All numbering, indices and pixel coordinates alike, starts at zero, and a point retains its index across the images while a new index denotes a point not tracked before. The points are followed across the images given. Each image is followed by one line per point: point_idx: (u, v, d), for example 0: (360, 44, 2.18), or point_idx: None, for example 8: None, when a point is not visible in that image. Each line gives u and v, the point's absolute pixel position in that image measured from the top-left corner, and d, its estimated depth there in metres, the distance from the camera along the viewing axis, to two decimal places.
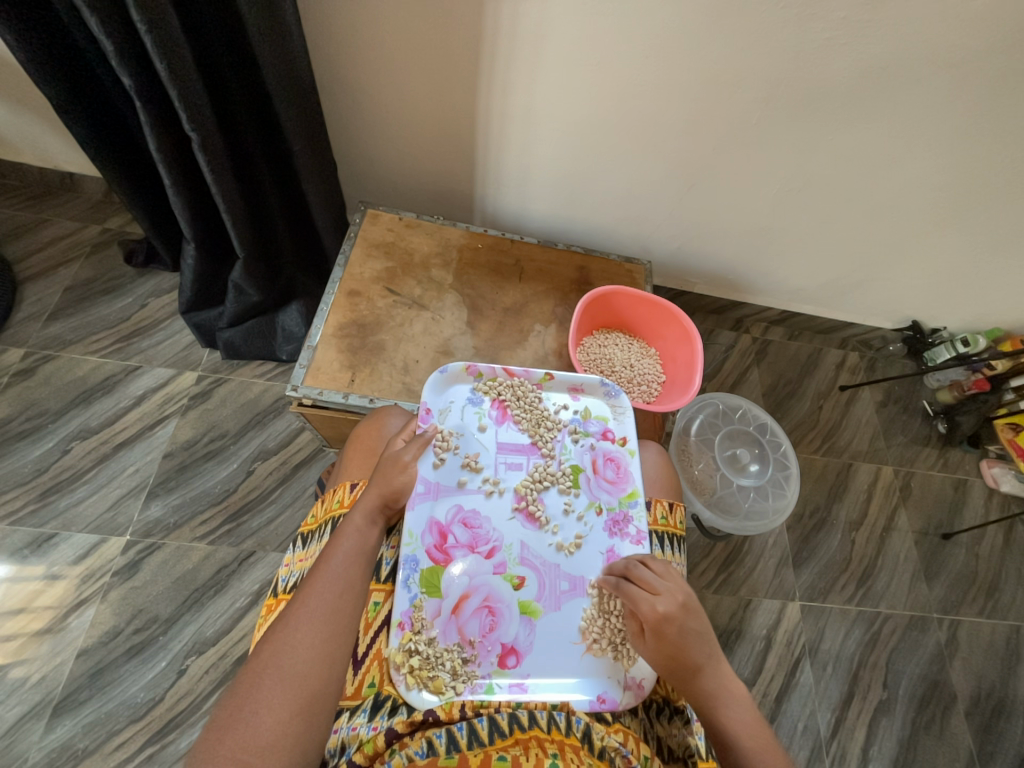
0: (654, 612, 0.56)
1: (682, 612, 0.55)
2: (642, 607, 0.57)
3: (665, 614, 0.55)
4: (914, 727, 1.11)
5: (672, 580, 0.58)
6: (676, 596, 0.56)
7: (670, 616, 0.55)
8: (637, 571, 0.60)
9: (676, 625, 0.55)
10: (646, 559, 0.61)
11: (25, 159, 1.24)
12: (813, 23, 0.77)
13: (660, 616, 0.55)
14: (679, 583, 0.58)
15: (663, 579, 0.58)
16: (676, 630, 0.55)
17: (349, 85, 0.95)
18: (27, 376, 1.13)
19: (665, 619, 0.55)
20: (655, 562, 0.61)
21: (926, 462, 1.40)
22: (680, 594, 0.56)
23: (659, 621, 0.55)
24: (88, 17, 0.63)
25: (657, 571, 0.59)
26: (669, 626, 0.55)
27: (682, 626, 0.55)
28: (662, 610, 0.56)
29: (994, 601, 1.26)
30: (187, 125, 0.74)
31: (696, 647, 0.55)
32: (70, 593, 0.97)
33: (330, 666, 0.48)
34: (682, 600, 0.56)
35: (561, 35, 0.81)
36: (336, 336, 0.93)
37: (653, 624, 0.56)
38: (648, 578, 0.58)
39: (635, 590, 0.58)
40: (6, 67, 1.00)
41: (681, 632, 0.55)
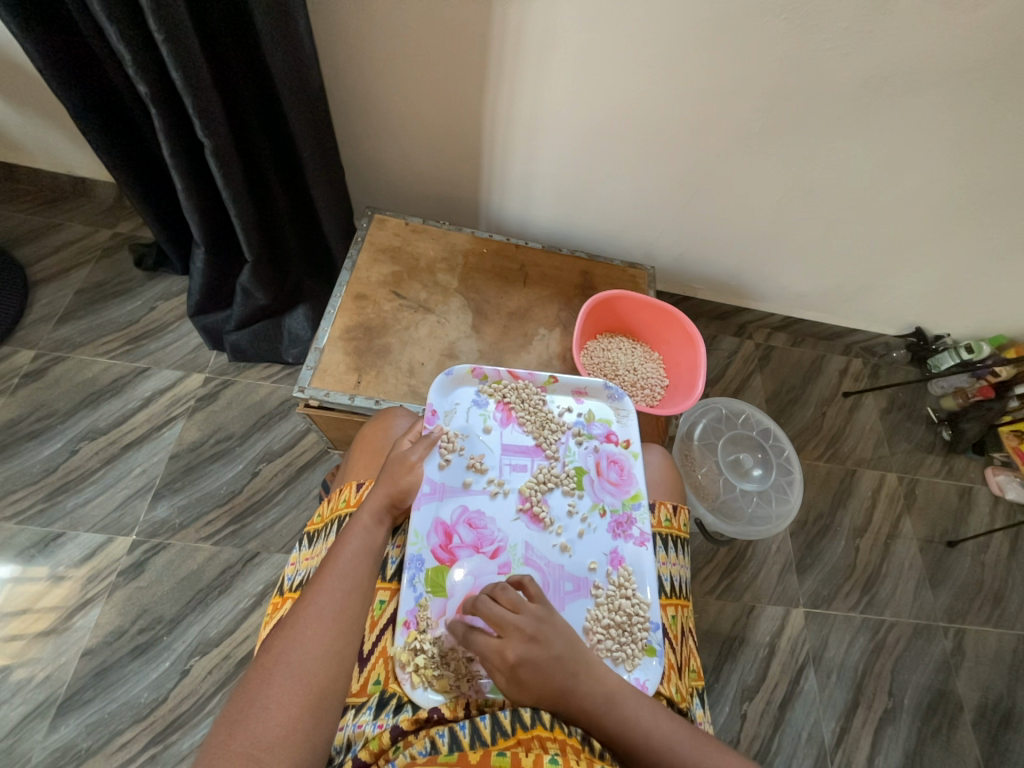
0: (505, 658, 0.51)
1: (531, 648, 0.52)
2: (493, 655, 0.52)
3: (517, 659, 0.51)
4: (920, 737, 1.10)
5: (519, 612, 0.54)
6: (524, 631, 0.52)
7: (522, 659, 0.51)
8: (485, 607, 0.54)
9: (532, 664, 0.51)
10: (493, 594, 0.55)
11: (39, 163, 1.26)
12: (815, 34, 0.78)
13: (512, 662, 0.51)
14: (526, 614, 0.54)
15: (511, 614, 0.54)
16: (532, 670, 0.51)
17: (359, 93, 0.96)
18: (37, 377, 1.14)
19: (517, 664, 0.51)
20: (503, 590, 0.55)
21: (931, 469, 1.39)
22: (526, 629, 0.52)
23: (512, 666, 0.51)
24: (107, 27, 0.65)
25: (506, 604, 0.54)
26: (523, 668, 0.51)
27: (537, 662, 0.51)
28: (513, 654, 0.51)
29: (1000, 610, 1.25)
30: (201, 131, 0.75)
31: (558, 673, 0.51)
32: (75, 592, 0.98)
33: (339, 663, 0.48)
34: (530, 634, 0.52)
35: (570, 44, 0.83)
36: (343, 339, 0.94)
37: (509, 672, 0.51)
38: (496, 616, 0.54)
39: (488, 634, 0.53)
40: (23, 74, 1.02)
41: (537, 669, 0.51)
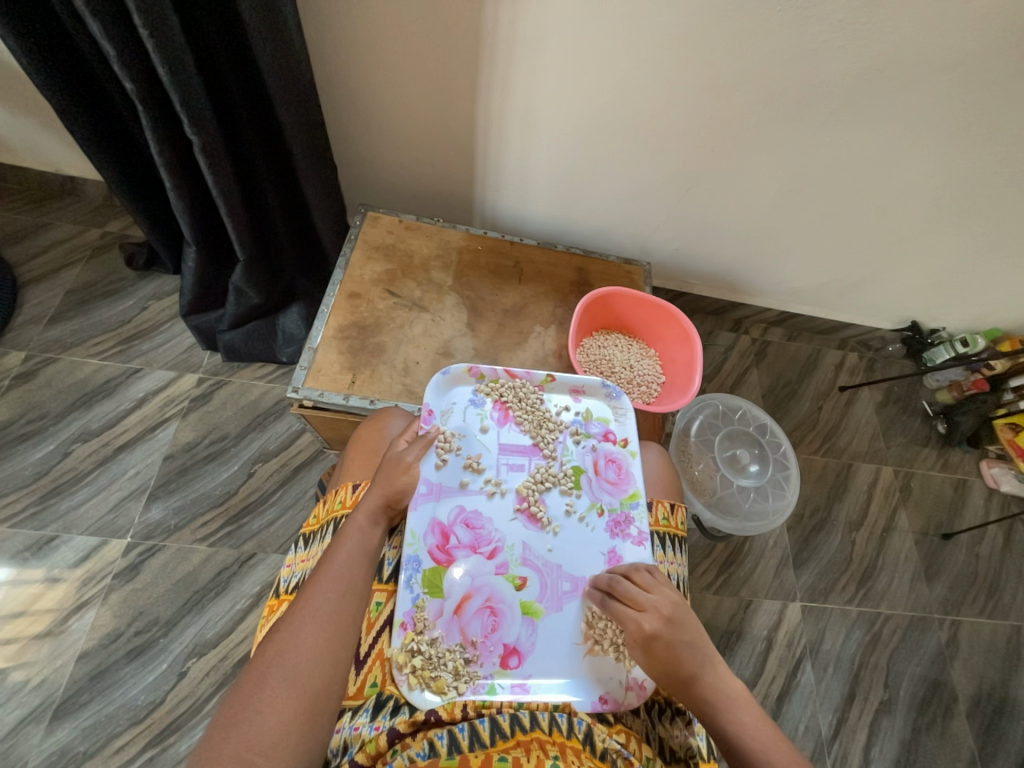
0: (641, 629, 0.55)
1: (668, 627, 0.54)
2: (628, 625, 0.56)
3: (652, 632, 0.54)
4: (916, 728, 1.11)
5: (658, 592, 0.57)
6: (661, 609, 0.56)
7: (657, 634, 0.54)
8: (621, 587, 0.59)
9: (665, 641, 0.54)
10: (627, 574, 0.60)
11: (26, 162, 1.24)
12: (810, 25, 0.78)
13: (648, 634, 0.55)
14: (665, 596, 0.57)
15: (648, 594, 0.57)
16: (665, 646, 0.54)
17: (350, 89, 0.95)
18: (28, 378, 1.13)
19: (653, 637, 0.54)
20: (643, 573, 0.60)
21: (926, 462, 1.40)
22: (664, 608, 0.55)
23: (646, 638, 0.55)
24: (90, 21, 0.63)
25: (640, 585, 0.58)
26: (658, 643, 0.54)
27: (670, 642, 0.54)
28: (650, 627, 0.55)
29: (994, 601, 1.26)
30: (188, 128, 0.74)
31: (688, 657, 0.54)
32: (70, 595, 0.97)
33: (334, 665, 0.48)
34: (667, 613, 0.55)
35: (563, 39, 0.82)
36: (337, 338, 0.93)
37: (642, 643, 0.55)
38: (632, 594, 0.57)
39: (623, 602, 0.58)
40: (7, 71, 1.00)
41: (670, 646, 0.54)
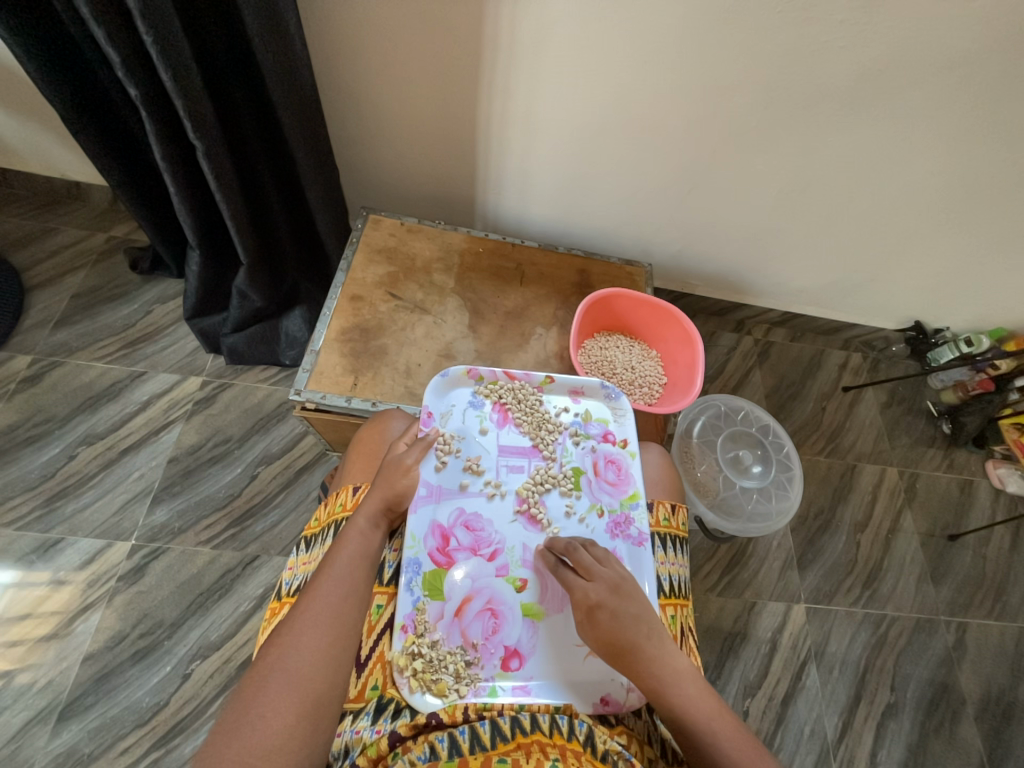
0: (587, 598, 0.58)
1: (613, 597, 0.57)
2: (575, 595, 0.59)
3: (597, 600, 0.57)
4: (923, 731, 1.10)
5: (607, 567, 0.60)
6: (607, 582, 0.58)
7: (602, 603, 0.57)
8: (574, 556, 0.62)
9: (609, 609, 0.56)
10: (580, 548, 0.63)
11: (32, 168, 1.25)
12: (810, 26, 0.78)
13: (593, 602, 0.57)
14: (613, 570, 0.60)
15: (597, 566, 0.60)
16: (608, 615, 0.56)
17: (352, 93, 0.96)
18: (34, 382, 1.14)
19: (597, 605, 0.57)
20: (595, 550, 0.63)
21: (931, 463, 1.39)
22: (611, 581, 0.58)
23: (591, 607, 0.57)
24: (94, 28, 0.64)
25: (591, 559, 0.61)
26: (601, 611, 0.56)
27: (613, 611, 0.56)
28: (595, 597, 0.57)
29: (1002, 603, 1.25)
30: (191, 133, 0.75)
31: (632, 629, 0.55)
32: (76, 597, 0.98)
33: (335, 669, 0.48)
34: (613, 585, 0.58)
35: (563, 41, 0.82)
36: (339, 341, 0.93)
37: (587, 612, 0.57)
38: (584, 565, 0.60)
39: (573, 575, 0.61)
40: (14, 78, 1.01)
41: (614, 616, 0.56)
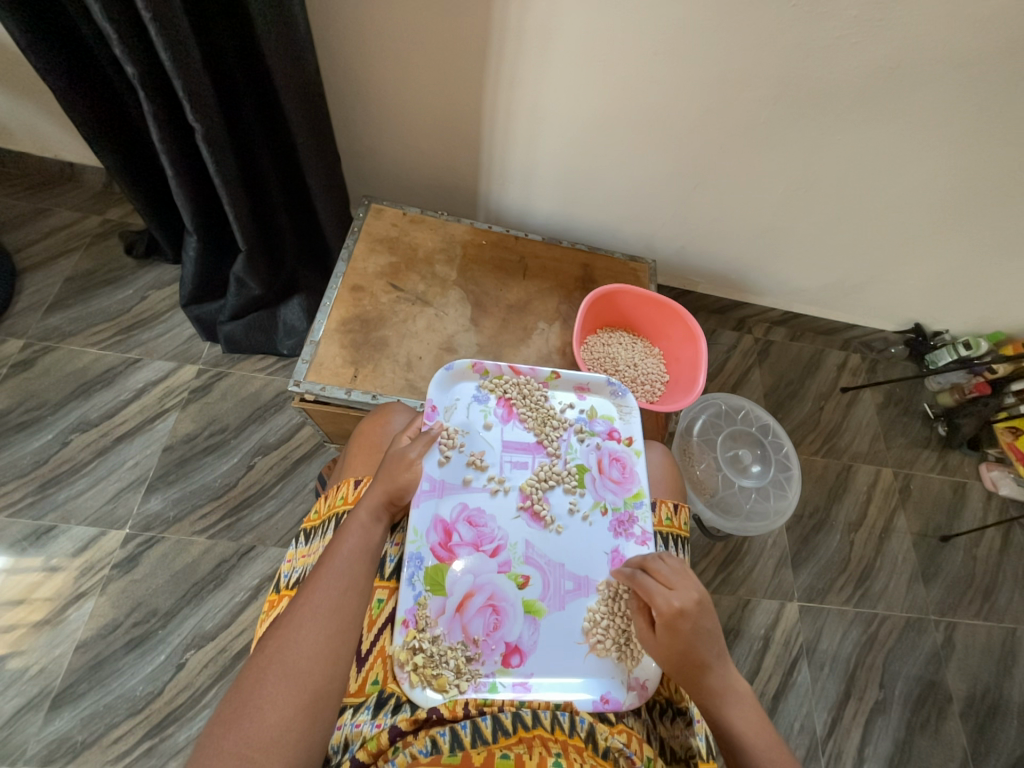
0: (670, 607, 0.54)
1: (698, 611, 0.54)
2: (657, 601, 0.55)
3: (682, 611, 0.53)
4: (910, 727, 1.12)
5: (689, 578, 0.56)
6: (692, 594, 0.55)
7: (686, 615, 0.53)
8: (655, 565, 0.58)
9: (691, 622, 0.53)
10: (659, 558, 0.59)
11: (24, 147, 1.22)
12: (825, 21, 0.76)
13: (677, 613, 0.54)
14: (696, 580, 0.56)
15: (679, 576, 0.56)
16: (690, 628, 0.53)
17: (356, 78, 0.93)
18: (26, 367, 1.12)
19: (681, 616, 0.53)
20: (672, 560, 0.58)
21: (925, 464, 1.40)
22: (696, 593, 0.55)
23: (675, 616, 0.53)
24: (91, 5, 0.62)
25: (673, 569, 0.57)
26: (684, 622, 0.53)
27: (695, 624, 0.53)
28: (680, 607, 0.54)
29: (990, 603, 1.26)
30: (191, 116, 0.73)
31: (707, 646, 0.53)
32: (68, 584, 0.97)
33: (335, 662, 0.48)
34: (698, 598, 0.54)
35: (573, 31, 0.81)
36: (340, 332, 0.92)
37: (668, 619, 0.54)
38: (666, 573, 0.56)
39: (649, 587, 0.56)
40: (7, 54, 0.98)
41: (695, 630, 0.53)
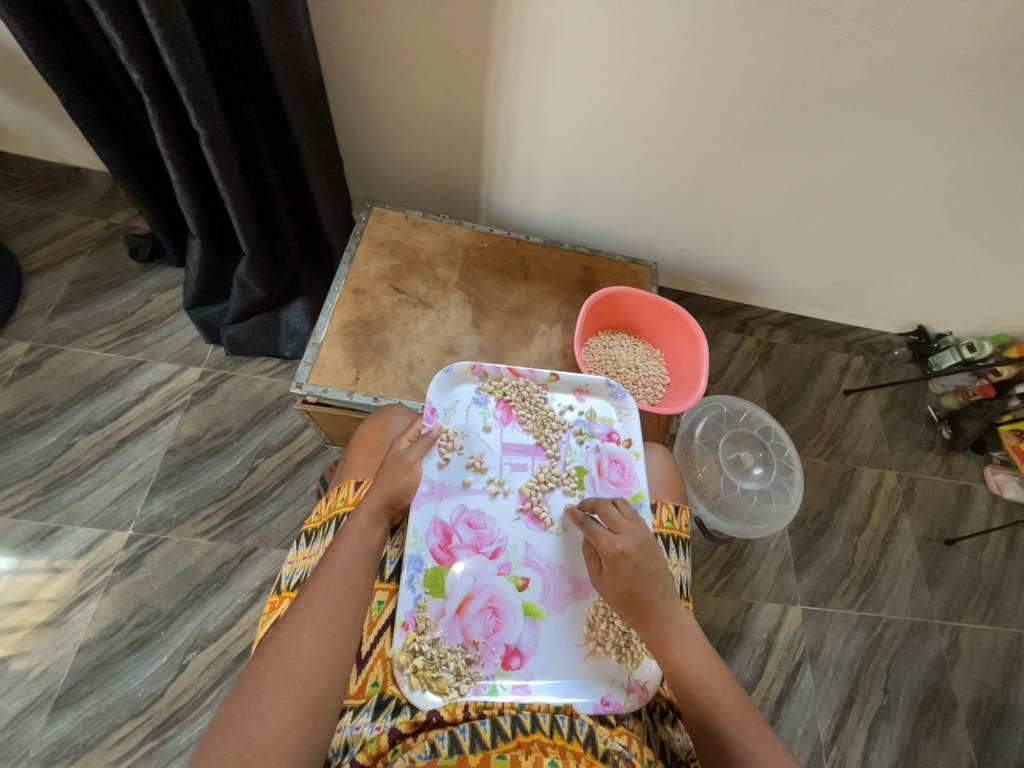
0: (613, 548, 0.56)
1: (639, 551, 0.56)
2: (601, 544, 0.57)
3: (623, 551, 0.56)
4: (915, 733, 1.11)
5: (635, 524, 0.59)
6: (635, 536, 0.57)
7: (627, 554, 0.55)
8: (603, 510, 0.61)
9: (633, 563, 0.55)
10: (611, 503, 0.61)
11: (31, 153, 1.23)
12: (825, 25, 0.77)
13: (619, 553, 0.56)
14: (641, 526, 0.58)
15: (625, 521, 0.59)
16: (632, 568, 0.55)
17: (359, 83, 0.94)
18: (32, 369, 1.13)
19: (623, 557, 0.56)
20: (625, 507, 0.61)
21: (930, 468, 1.39)
22: (638, 535, 0.57)
23: (617, 557, 0.56)
24: (97, 11, 0.63)
25: (620, 515, 0.60)
26: (626, 563, 0.55)
27: (638, 564, 0.55)
28: (621, 548, 0.56)
29: (996, 608, 1.25)
30: (195, 120, 0.74)
31: (651, 584, 0.55)
32: (72, 585, 0.97)
33: (334, 666, 0.48)
34: (640, 541, 0.57)
35: (572, 35, 0.81)
36: (342, 334, 0.92)
37: (611, 561, 0.56)
38: (613, 518, 0.59)
39: (595, 530, 0.59)
40: (14, 61, 0.99)
41: (637, 570, 0.55)
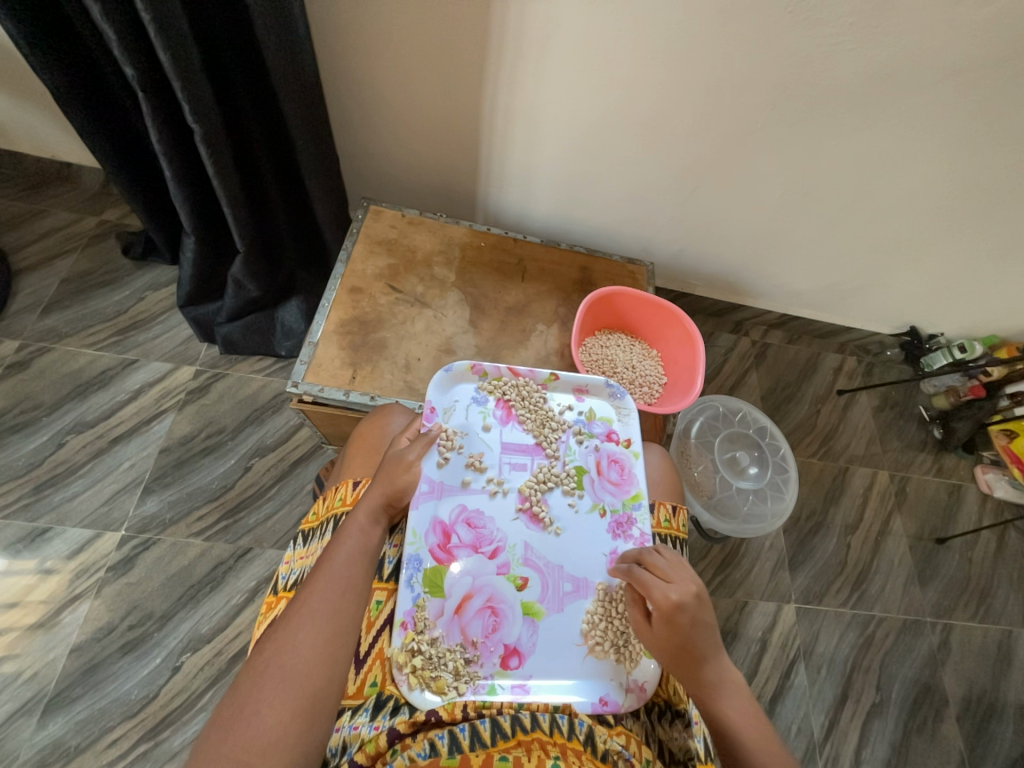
0: (668, 599, 0.55)
1: (696, 603, 0.54)
2: (654, 595, 0.55)
3: (680, 603, 0.54)
4: (907, 730, 1.12)
5: (685, 571, 0.58)
6: (690, 587, 0.55)
7: (684, 607, 0.54)
8: (651, 558, 0.59)
9: (689, 616, 0.54)
10: (655, 552, 0.60)
11: (22, 148, 1.22)
12: (821, 28, 0.77)
13: (674, 605, 0.54)
14: (691, 574, 0.57)
15: (675, 570, 0.57)
16: (689, 622, 0.54)
17: (356, 81, 0.94)
18: (22, 368, 1.11)
19: (678, 608, 0.54)
20: (669, 554, 0.60)
21: (921, 467, 1.41)
22: (693, 585, 0.55)
23: (672, 610, 0.54)
24: (90, 6, 0.62)
25: (668, 563, 0.59)
26: (683, 615, 0.54)
27: (693, 618, 0.54)
28: (676, 599, 0.54)
29: (986, 606, 1.27)
30: (190, 117, 0.73)
31: (705, 637, 0.54)
32: (63, 587, 0.96)
33: (332, 666, 0.47)
34: (696, 592, 0.55)
35: (570, 36, 0.81)
36: (339, 333, 0.92)
37: (666, 613, 0.54)
38: (662, 567, 0.58)
39: (647, 579, 0.57)
40: (6, 55, 0.98)
41: (693, 623, 0.54)
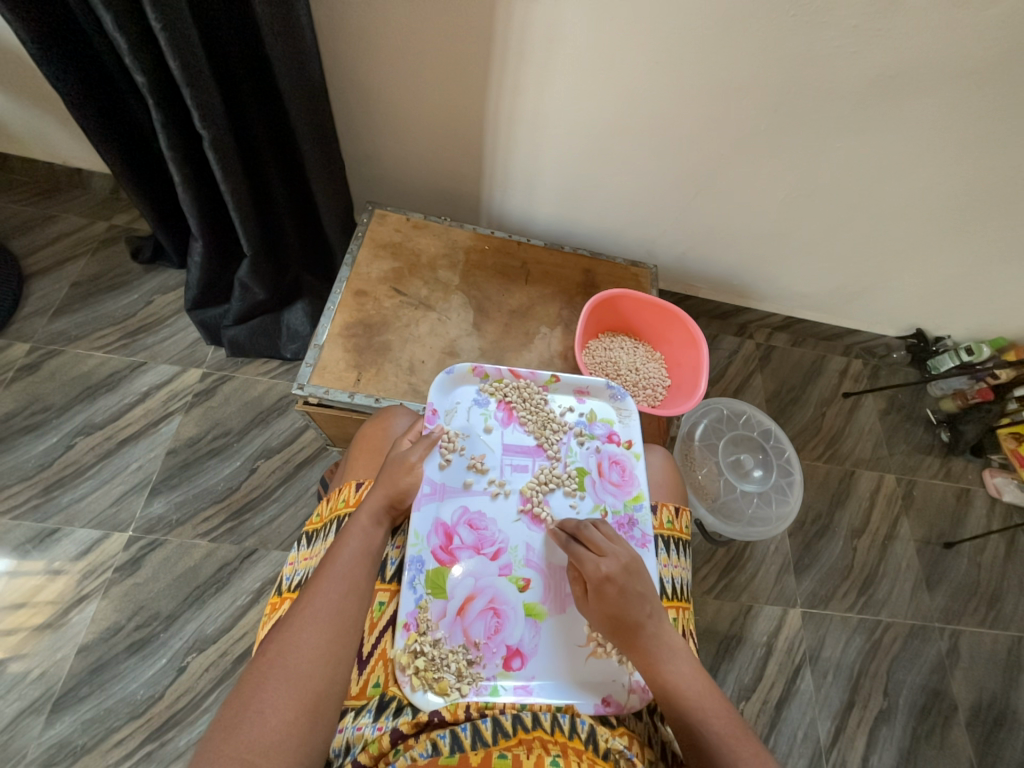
0: (598, 571, 0.56)
1: (624, 573, 0.56)
2: (586, 568, 0.57)
3: (608, 574, 0.56)
4: (915, 736, 1.11)
5: (619, 545, 0.59)
6: (620, 558, 0.57)
7: (612, 577, 0.55)
8: (586, 533, 0.60)
9: (618, 585, 0.55)
10: (591, 525, 0.61)
11: (34, 155, 1.24)
12: (824, 31, 0.77)
13: (603, 576, 0.56)
14: (625, 547, 0.58)
15: (609, 543, 0.59)
16: (617, 591, 0.55)
17: (361, 86, 0.95)
18: (32, 370, 1.13)
19: (607, 580, 0.56)
20: (605, 528, 0.61)
21: (929, 471, 1.40)
22: (623, 557, 0.57)
23: (602, 580, 0.56)
24: (102, 14, 0.63)
25: (603, 537, 0.60)
26: (611, 586, 0.55)
27: (623, 587, 0.55)
28: (606, 570, 0.56)
29: (995, 611, 1.25)
30: (198, 123, 0.74)
31: (639, 606, 0.55)
32: (71, 587, 0.97)
33: (334, 667, 0.48)
34: (625, 562, 0.57)
35: (573, 40, 0.82)
36: (343, 336, 0.93)
37: (597, 584, 0.56)
38: (596, 541, 0.59)
39: (579, 553, 0.59)
40: (19, 63, 1.00)
41: (623, 592, 0.55)
